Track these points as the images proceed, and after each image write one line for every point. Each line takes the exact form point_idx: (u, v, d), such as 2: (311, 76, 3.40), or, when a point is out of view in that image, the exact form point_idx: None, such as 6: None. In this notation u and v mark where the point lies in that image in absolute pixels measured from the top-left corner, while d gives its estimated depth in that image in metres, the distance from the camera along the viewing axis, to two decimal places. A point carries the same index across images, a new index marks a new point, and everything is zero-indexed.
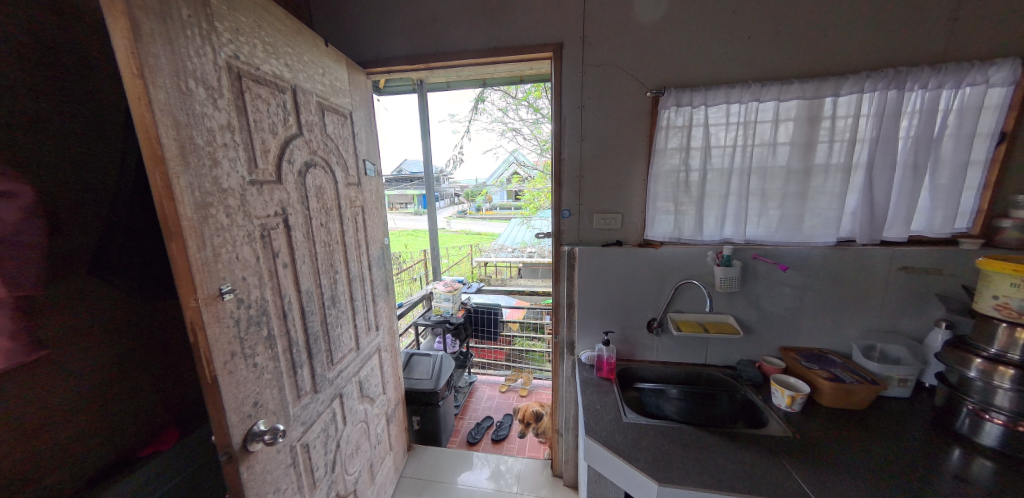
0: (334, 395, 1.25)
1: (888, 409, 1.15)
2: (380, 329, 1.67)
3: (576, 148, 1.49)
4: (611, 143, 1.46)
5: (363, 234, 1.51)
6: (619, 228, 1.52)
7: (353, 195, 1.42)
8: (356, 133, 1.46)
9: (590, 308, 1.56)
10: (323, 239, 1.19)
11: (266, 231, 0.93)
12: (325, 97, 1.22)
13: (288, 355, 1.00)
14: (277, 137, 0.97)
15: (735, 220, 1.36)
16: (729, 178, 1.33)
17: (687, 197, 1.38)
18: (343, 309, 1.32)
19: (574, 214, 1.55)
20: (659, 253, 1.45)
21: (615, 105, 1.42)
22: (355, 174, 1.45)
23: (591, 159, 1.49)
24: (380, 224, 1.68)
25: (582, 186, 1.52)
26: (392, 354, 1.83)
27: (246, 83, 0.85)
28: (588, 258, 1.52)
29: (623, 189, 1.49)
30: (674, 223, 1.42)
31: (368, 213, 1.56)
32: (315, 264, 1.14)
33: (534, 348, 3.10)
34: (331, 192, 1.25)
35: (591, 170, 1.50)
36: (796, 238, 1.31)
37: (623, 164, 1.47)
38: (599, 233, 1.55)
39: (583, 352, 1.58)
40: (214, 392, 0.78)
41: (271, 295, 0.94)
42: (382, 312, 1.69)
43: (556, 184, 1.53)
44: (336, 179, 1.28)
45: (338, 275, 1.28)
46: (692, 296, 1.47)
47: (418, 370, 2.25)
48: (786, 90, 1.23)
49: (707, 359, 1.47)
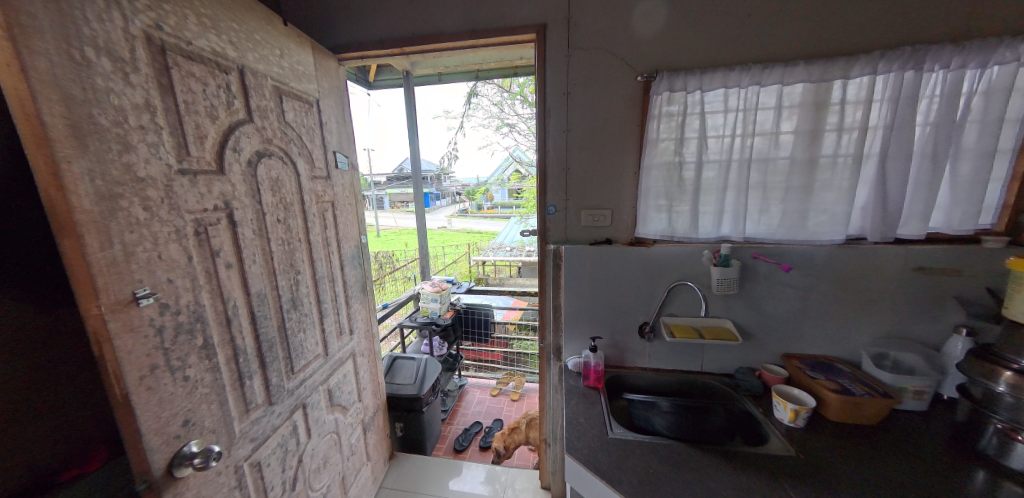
0: (296, 407, 1.15)
1: (903, 425, 1.04)
2: (354, 334, 1.57)
3: (561, 140, 1.38)
4: (598, 134, 1.35)
5: (334, 232, 1.42)
6: (609, 225, 1.42)
7: (320, 189, 1.33)
8: (324, 123, 1.36)
9: (578, 312, 1.46)
10: (281, 237, 1.09)
11: (203, 228, 0.82)
12: (283, 82, 1.12)
13: (233, 366, 0.90)
14: (217, 123, 0.87)
15: (733, 216, 1.25)
16: (727, 171, 1.22)
17: (682, 192, 1.27)
18: (307, 313, 1.22)
19: (560, 210, 1.45)
20: (651, 253, 1.34)
21: (604, 93, 1.31)
22: (323, 167, 1.35)
23: (578, 151, 1.38)
24: (354, 221, 1.59)
25: (568, 181, 1.41)
26: (370, 359, 1.73)
27: (172, 58, 0.75)
28: (575, 257, 1.42)
29: (612, 184, 1.38)
30: (666, 220, 1.31)
31: (339, 209, 1.46)
32: (269, 264, 1.04)
33: (528, 350, 3.01)
34: (292, 187, 1.15)
35: (578, 164, 1.39)
36: (800, 236, 1.21)
37: (612, 157, 1.36)
38: (587, 231, 1.44)
39: (569, 358, 1.47)
40: (126, 414, 0.67)
41: (209, 299, 0.84)
42: (358, 315, 1.60)
43: (539, 180, 1.43)
44: (298, 172, 1.18)
45: (300, 278, 1.19)
46: (686, 299, 1.35)
47: (401, 374, 2.14)
48: (790, 73, 1.11)
49: (702, 366, 1.37)
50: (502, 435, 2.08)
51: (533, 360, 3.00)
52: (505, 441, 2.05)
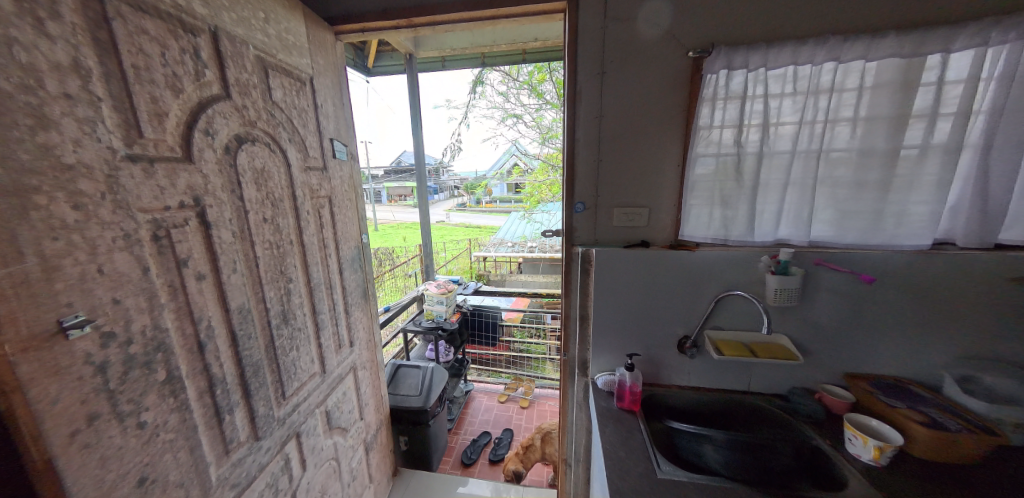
0: (287, 437, 0.99)
1: (1005, 466, 0.88)
2: (355, 346, 1.41)
3: (593, 128, 1.20)
4: (636, 121, 1.17)
5: (332, 231, 1.24)
6: (645, 225, 1.26)
7: (314, 182, 1.15)
8: (319, 105, 1.18)
9: (608, 323, 1.29)
10: (267, 239, 0.91)
11: (163, 231, 0.65)
12: (268, 52, 0.93)
13: (208, 400, 0.73)
14: (182, 97, 0.69)
15: (796, 216, 1.08)
16: (791, 163, 1.05)
17: (737, 187, 1.10)
18: (301, 327, 1.05)
19: (590, 208, 1.28)
20: (696, 257, 1.18)
21: (645, 72, 1.13)
22: (318, 157, 1.17)
23: (613, 141, 1.20)
24: (354, 219, 1.42)
25: (600, 175, 1.24)
26: (371, 371, 1.57)
27: (113, 5, 0.57)
28: (605, 261, 1.25)
29: (650, 178, 1.21)
30: (715, 219, 1.15)
31: (337, 205, 1.28)
32: (254, 272, 0.87)
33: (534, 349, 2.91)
34: (281, 180, 0.97)
35: (611, 155, 1.22)
36: (875, 240, 1.04)
37: (652, 148, 1.18)
38: (619, 231, 1.28)
39: (599, 374, 1.31)
40: (53, 482, 0.50)
41: (174, 321, 0.66)
42: (358, 324, 1.43)
43: (567, 174, 1.26)
44: (287, 161, 1.00)
45: (292, 287, 1.02)
46: (734, 310, 1.19)
47: (406, 385, 1.98)
48: (877, 46, 0.93)
49: (750, 386, 1.22)
50: (518, 455, 1.97)
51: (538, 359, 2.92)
52: (522, 461, 1.93)
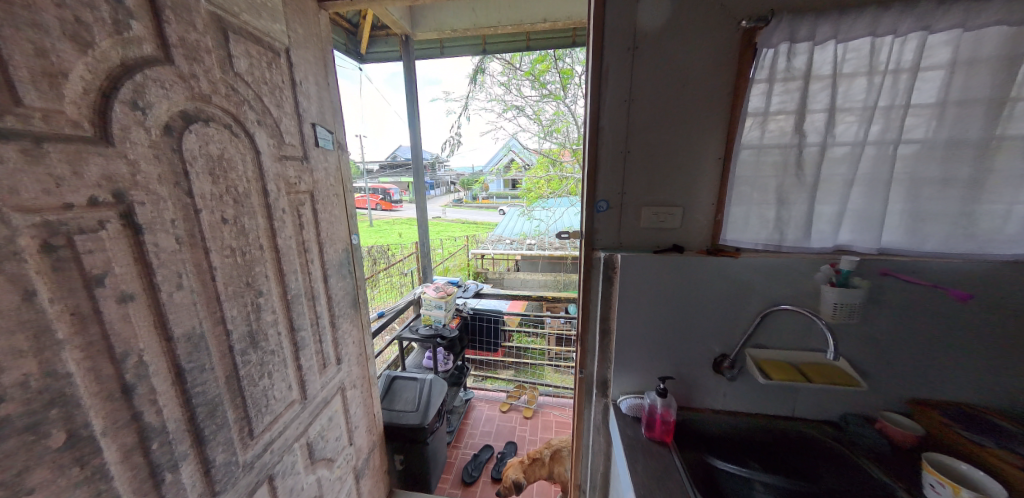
0: (257, 484, 0.82)
1: None
2: (343, 363, 1.25)
3: (621, 114, 1.03)
4: (673, 105, 1.00)
5: (313, 232, 1.07)
6: (678, 227, 1.09)
7: (292, 174, 0.97)
8: (298, 83, 0.99)
9: (635, 339, 1.13)
10: (228, 245, 0.74)
11: (63, 240, 0.47)
12: (228, 10, 0.75)
13: (140, 459, 0.56)
14: (94, 55, 0.50)
15: (862, 219, 0.92)
16: (861, 156, 0.88)
17: (792, 184, 0.94)
18: (275, 349, 0.89)
19: (614, 207, 1.11)
20: (739, 265, 1.01)
21: (686, 46, 0.96)
22: (296, 145, 1.00)
23: (645, 129, 1.03)
24: (341, 218, 1.24)
25: (627, 169, 1.07)
26: (363, 388, 1.41)
27: None
28: (632, 269, 1.08)
29: (687, 174, 1.05)
30: (764, 221, 0.99)
31: (320, 202, 1.11)
32: (209, 287, 0.69)
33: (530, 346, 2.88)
34: (246, 172, 0.80)
35: (641, 146, 1.05)
36: (961, 248, 0.87)
37: (691, 137, 1.01)
38: (648, 234, 1.12)
39: (623, 398, 1.16)
40: None
41: (82, 362, 0.49)
42: (345, 337, 1.27)
43: (589, 167, 1.09)
44: (253, 149, 0.82)
45: (262, 301, 0.84)
46: (779, 326, 1.03)
47: (402, 399, 1.80)
48: (981, 11, 0.76)
49: (795, 412, 1.07)
50: (522, 464, 1.79)
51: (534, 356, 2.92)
52: (525, 471, 1.76)
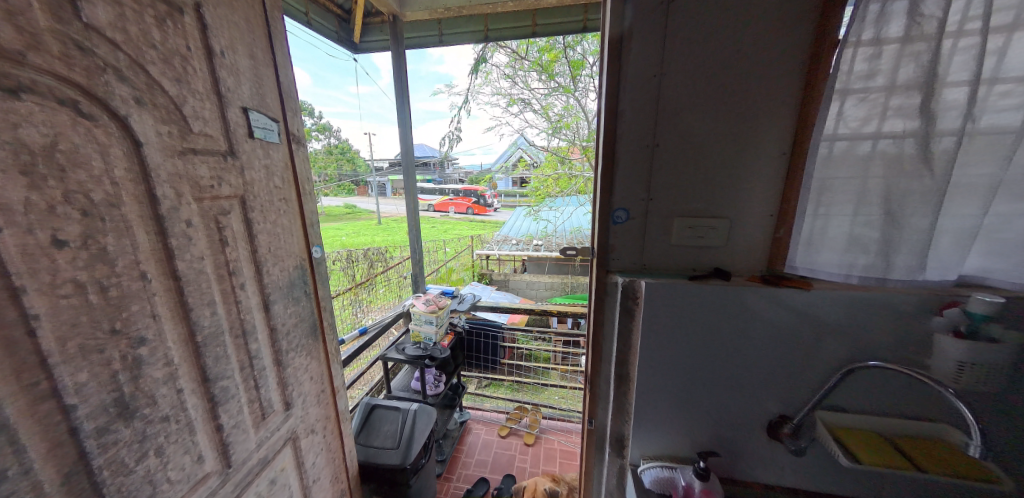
0: None
1: None
2: (293, 408, 1.01)
3: (654, 95, 0.80)
4: (723, 84, 0.77)
5: (244, 250, 0.84)
6: (721, 245, 0.85)
7: (206, 174, 0.73)
8: (216, 53, 0.76)
9: (665, 391, 0.89)
10: (65, 279, 0.50)
11: None
12: None
13: None
14: None
15: (996, 235, 0.71)
16: (1006, 147, 0.67)
17: (908, 188, 0.72)
18: (169, 414, 0.65)
19: (637, 217, 0.87)
20: (807, 301, 0.80)
21: (744, 5, 0.73)
22: (215, 136, 0.76)
23: (684, 114, 0.80)
24: (291, 229, 1.01)
25: (659, 168, 0.83)
26: (326, 431, 1.18)
27: None
28: (662, 302, 0.84)
29: (735, 174, 0.81)
30: (859, 237, 0.77)
31: (256, 211, 0.88)
32: (20, 346, 0.46)
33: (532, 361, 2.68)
34: (110, 171, 0.56)
35: (679, 137, 0.81)
36: None
37: (745, 126, 0.79)
38: (680, 253, 0.87)
39: (646, 466, 0.91)
40: None
41: None
42: (296, 376, 1.04)
43: (608, 165, 0.85)
44: (126, 139, 0.58)
45: (144, 352, 0.61)
46: (862, 389, 0.82)
47: (381, 433, 1.57)
48: None
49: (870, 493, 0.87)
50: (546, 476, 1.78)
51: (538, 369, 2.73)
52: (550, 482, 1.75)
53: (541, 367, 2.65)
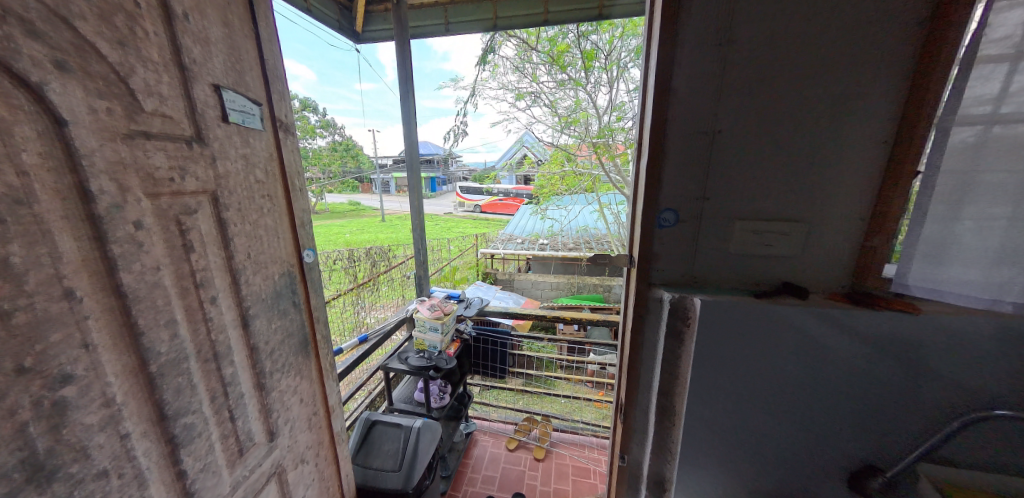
0: None
1: None
2: (278, 438, 0.88)
3: (717, 76, 0.68)
4: (803, 62, 0.66)
5: (215, 256, 0.70)
6: (789, 253, 0.73)
7: (164, 163, 0.59)
8: (178, 15, 0.61)
9: (718, 428, 0.76)
10: None
11: None
12: None
13: None
14: None
15: None
16: None
17: None
18: (107, 468, 0.51)
19: (691, 221, 0.73)
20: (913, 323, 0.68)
21: None
22: (176, 117, 0.62)
23: (754, 100, 0.68)
24: (276, 232, 0.87)
25: (718, 162, 0.71)
26: (318, 458, 1.05)
27: None
28: (724, 325, 0.69)
29: (810, 167, 0.69)
30: (1009, 250, 0.62)
31: (232, 210, 0.74)
32: None
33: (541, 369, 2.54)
34: (14, 156, 0.42)
35: (744, 127, 0.69)
36: None
37: (823, 115, 0.68)
38: (742, 263, 0.74)
39: None
40: None
41: None
42: (282, 400, 0.90)
43: (656, 158, 0.72)
44: (43, 115, 0.44)
45: (70, 393, 0.47)
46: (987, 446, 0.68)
47: (381, 453, 1.43)
48: None
49: None
50: None
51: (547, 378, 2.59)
52: None
53: (550, 375, 2.51)
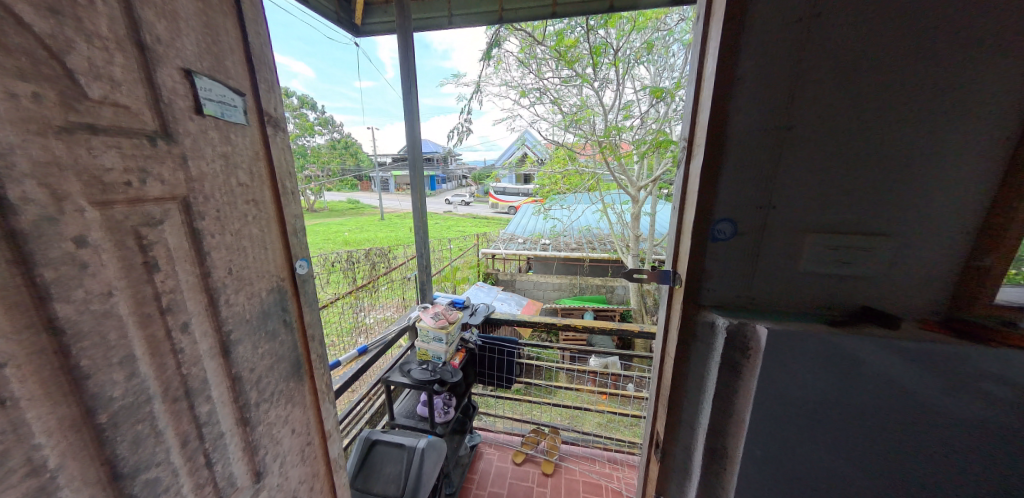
0: None
1: None
2: (265, 478, 0.77)
3: (790, 60, 0.57)
4: (897, 45, 0.53)
5: (186, 274, 0.59)
6: (873, 274, 0.60)
7: (117, 164, 0.48)
8: None
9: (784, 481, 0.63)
10: None
11: None
12: None
13: None
14: None
15: None
16: None
17: None
18: None
19: (746, 234, 0.64)
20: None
21: None
22: (134, 106, 0.50)
23: (838, 88, 0.56)
24: (263, 242, 0.76)
25: (789, 163, 0.60)
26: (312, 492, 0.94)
27: None
28: (793, 358, 0.58)
29: (902, 176, 0.56)
30: None
31: (208, 219, 0.62)
32: None
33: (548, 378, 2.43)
34: None
35: (824, 121, 0.57)
36: None
37: (936, 103, 0.53)
38: (810, 284, 0.63)
39: None
40: None
41: None
42: (270, 433, 0.79)
43: (711, 160, 0.63)
44: None
45: None
46: None
47: (381, 476, 1.35)
48: None
49: None
50: None
51: (554, 387, 2.48)
52: None
53: (557, 385, 2.40)
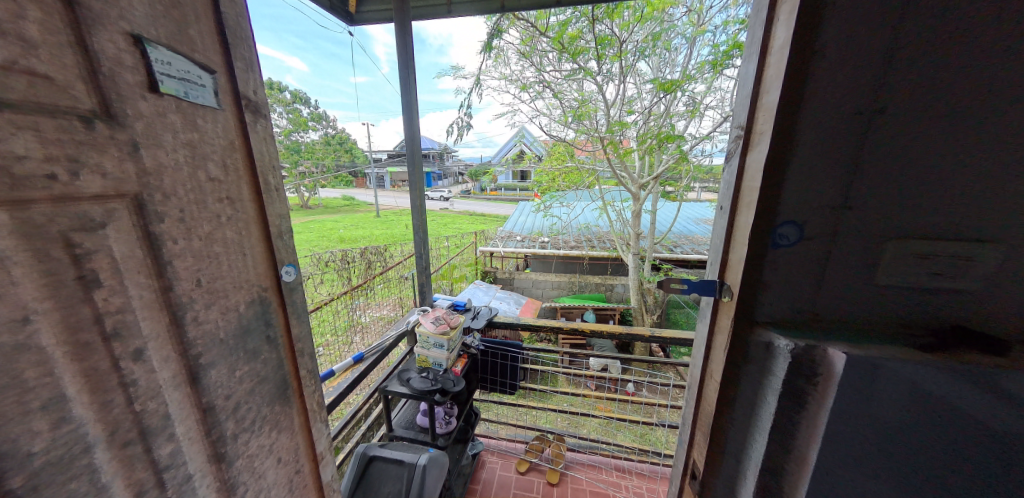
0: None
1: None
2: None
3: (885, 32, 0.49)
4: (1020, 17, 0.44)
5: (139, 289, 0.48)
6: (971, 288, 0.52)
7: (33, 151, 0.37)
8: None
9: None
10: None
11: None
12: None
13: None
14: None
15: None
16: None
17: None
18: None
19: (812, 241, 0.57)
20: None
21: None
22: (60, 77, 0.39)
23: (941, 67, 0.48)
24: (241, 248, 0.65)
25: (874, 155, 0.52)
26: None
27: None
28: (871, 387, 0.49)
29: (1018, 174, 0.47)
30: None
31: (168, 221, 0.51)
32: None
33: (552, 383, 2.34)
34: None
35: (921, 107, 0.49)
36: None
37: None
38: (889, 298, 0.56)
39: None
40: None
41: None
42: (250, 467, 0.68)
43: (776, 154, 0.55)
44: None
45: None
46: None
47: None
48: None
49: None
50: None
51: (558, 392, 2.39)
52: None
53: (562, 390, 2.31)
